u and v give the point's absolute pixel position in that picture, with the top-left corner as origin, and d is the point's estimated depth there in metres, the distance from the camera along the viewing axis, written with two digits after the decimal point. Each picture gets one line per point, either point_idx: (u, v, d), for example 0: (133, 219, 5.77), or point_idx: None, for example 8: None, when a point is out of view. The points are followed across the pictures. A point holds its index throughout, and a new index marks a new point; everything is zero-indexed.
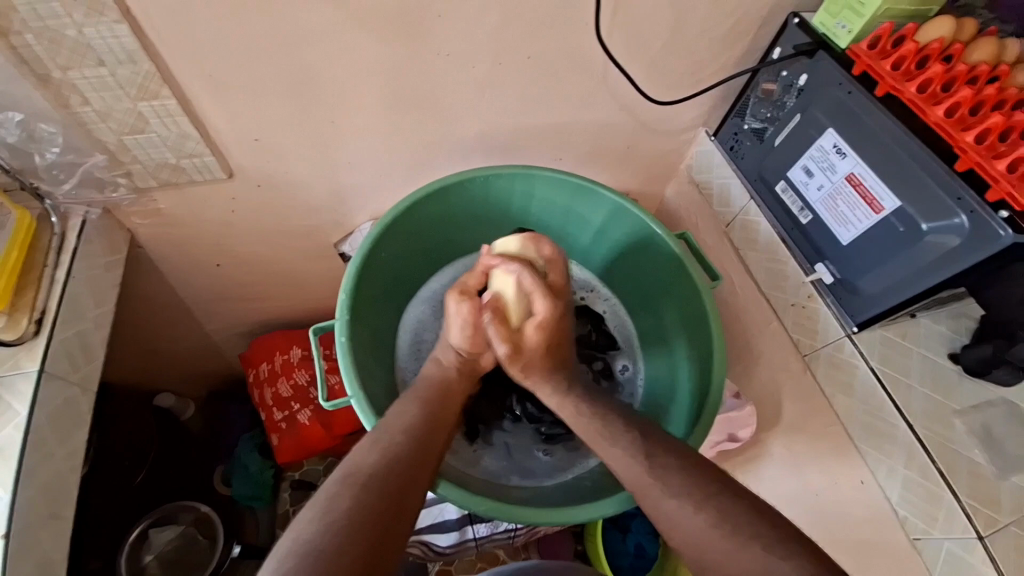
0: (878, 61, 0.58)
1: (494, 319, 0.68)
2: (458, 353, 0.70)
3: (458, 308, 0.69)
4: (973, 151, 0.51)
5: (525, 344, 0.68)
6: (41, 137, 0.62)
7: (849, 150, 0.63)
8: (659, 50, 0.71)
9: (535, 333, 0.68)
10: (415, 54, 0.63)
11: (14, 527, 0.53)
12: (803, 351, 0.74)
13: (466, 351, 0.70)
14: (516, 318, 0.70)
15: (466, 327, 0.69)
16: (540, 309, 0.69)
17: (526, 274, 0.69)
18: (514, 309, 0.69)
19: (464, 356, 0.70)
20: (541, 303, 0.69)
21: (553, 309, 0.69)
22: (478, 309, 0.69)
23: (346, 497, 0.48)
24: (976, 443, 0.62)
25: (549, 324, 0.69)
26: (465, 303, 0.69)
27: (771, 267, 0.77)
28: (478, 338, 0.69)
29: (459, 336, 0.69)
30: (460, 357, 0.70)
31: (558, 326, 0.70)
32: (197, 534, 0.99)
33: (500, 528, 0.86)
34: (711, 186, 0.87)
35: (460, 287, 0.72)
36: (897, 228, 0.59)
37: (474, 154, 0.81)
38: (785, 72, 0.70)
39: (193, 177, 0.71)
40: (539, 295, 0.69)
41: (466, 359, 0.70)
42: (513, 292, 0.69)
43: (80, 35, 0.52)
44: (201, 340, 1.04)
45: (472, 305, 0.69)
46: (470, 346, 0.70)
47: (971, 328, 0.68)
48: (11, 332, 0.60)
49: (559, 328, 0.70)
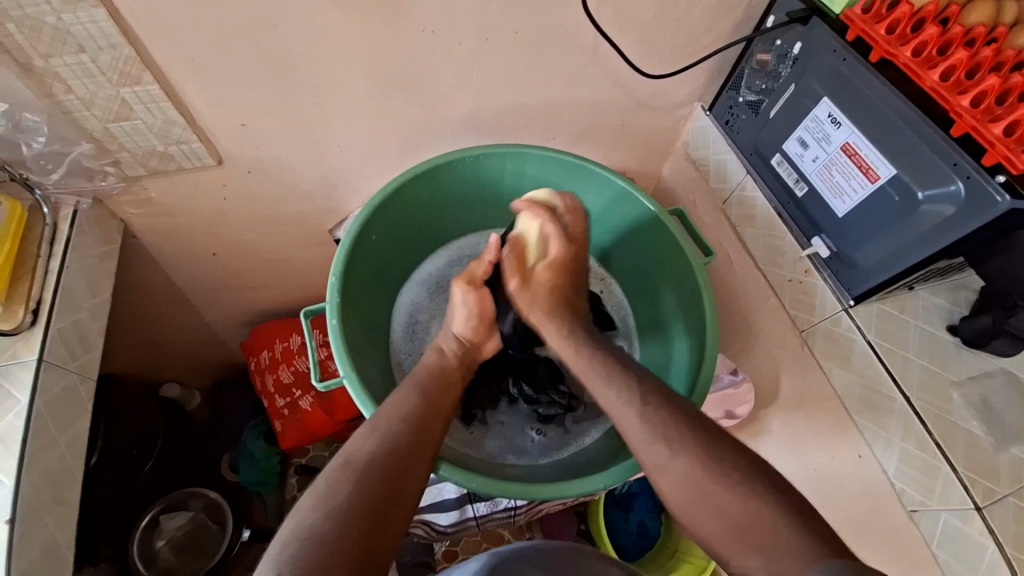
0: (872, 24, 0.57)
1: (511, 256, 0.70)
2: (460, 341, 0.70)
3: (464, 298, 0.71)
4: (969, 114, 0.50)
5: (535, 280, 0.70)
6: (27, 127, 0.62)
7: (843, 119, 0.61)
8: (650, 22, 0.69)
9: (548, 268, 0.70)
10: (399, 32, 0.62)
11: (19, 512, 0.54)
12: (801, 328, 0.73)
13: (468, 340, 0.71)
14: (531, 258, 0.71)
15: (470, 317, 0.71)
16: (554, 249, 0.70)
17: (548, 221, 0.69)
18: (532, 249, 0.71)
19: (465, 344, 0.70)
20: (557, 246, 0.70)
21: (566, 253, 0.71)
22: (484, 300, 0.72)
23: (346, 483, 0.48)
24: (973, 415, 0.61)
25: (560, 265, 0.70)
26: (471, 294, 0.71)
27: (768, 242, 0.76)
28: (482, 327, 0.72)
29: (463, 326, 0.71)
30: (456, 344, 0.69)
31: (572, 270, 0.72)
32: (207, 519, 1.01)
33: (500, 507, 0.86)
34: (707, 163, 0.86)
35: (468, 276, 0.73)
36: (892, 197, 0.58)
37: (465, 135, 0.80)
38: (779, 41, 0.68)
39: (182, 165, 0.71)
40: (557, 241, 0.70)
41: (467, 347, 0.70)
42: (534, 235, 0.70)
43: (59, 22, 0.52)
44: (202, 329, 1.04)
45: (478, 296, 0.71)
46: (472, 334, 0.71)
47: (969, 300, 0.67)
48: (8, 322, 0.61)
49: (573, 272, 0.72)
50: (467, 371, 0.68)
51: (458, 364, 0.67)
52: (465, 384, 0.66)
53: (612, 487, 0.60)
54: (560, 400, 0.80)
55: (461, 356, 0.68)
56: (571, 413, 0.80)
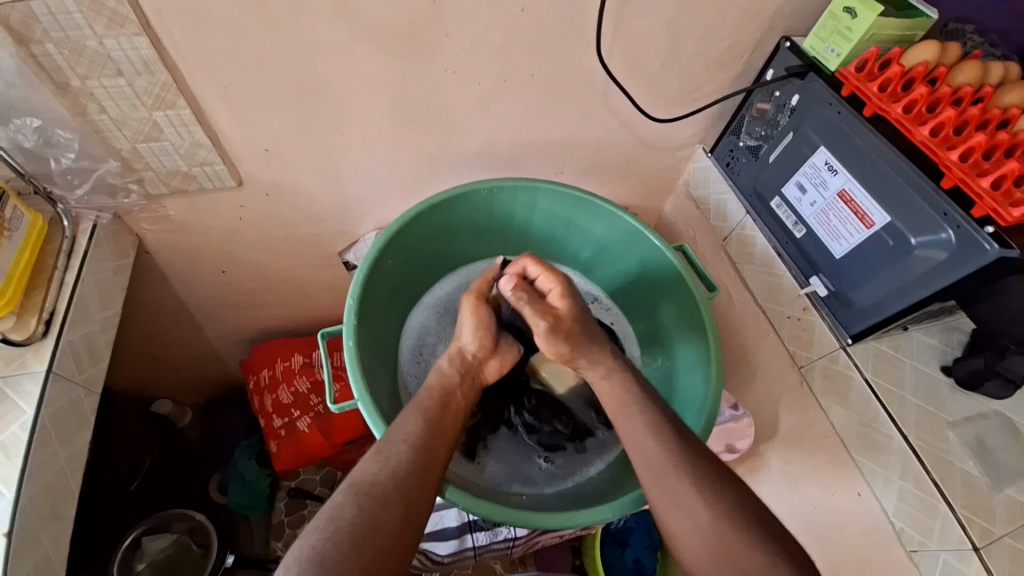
0: (866, 83, 0.61)
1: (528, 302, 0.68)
2: (464, 355, 0.71)
3: (473, 310, 0.72)
4: (957, 168, 0.53)
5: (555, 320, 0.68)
6: (58, 143, 0.63)
7: (840, 167, 0.65)
8: (658, 69, 0.73)
9: (545, 327, 0.67)
10: (425, 70, 0.65)
11: (17, 527, 0.53)
12: (800, 364, 0.75)
13: (471, 355, 0.72)
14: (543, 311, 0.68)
15: (476, 328, 0.72)
16: (564, 291, 0.69)
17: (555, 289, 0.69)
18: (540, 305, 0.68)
19: (463, 355, 0.71)
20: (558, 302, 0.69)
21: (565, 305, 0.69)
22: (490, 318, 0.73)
23: (350, 506, 0.49)
24: (968, 455, 0.62)
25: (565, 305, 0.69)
26: (480, 306, 0.73)
27: (767, 280, 0.79)
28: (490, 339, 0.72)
29: (471, 338, 0.72)
30: (454, 358, 0.71)
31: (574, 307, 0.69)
32: (190, 543, 0.95)
33: (500, 537, 0.85)
34: (708, 201, 0.89)
35: (476, 291, 0.74)
36: (887, 241, 0.61)
37: (477, 166, 0.83)
38: (779, 92, 0.73)
39: (203, 185, 0.73)
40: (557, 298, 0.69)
41: (471, 362, 0.71)
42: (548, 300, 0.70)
43: (100, 46, 0.54)
44: (202, 347, 1.04)
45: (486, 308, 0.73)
46: (477, 350, 0.72)
47: (962, 341, 0.69)
48: (20, 333, 0.61)
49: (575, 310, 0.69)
50: (470, 390, 0.69)
51: (464, 385, 0.68)
52: (469, 405, 0.67)
53: (620, 518, 0.60)
54: (564, 430, 0.80)
55: (465, 372, 0.70)
56: (576, 441, 0.80)
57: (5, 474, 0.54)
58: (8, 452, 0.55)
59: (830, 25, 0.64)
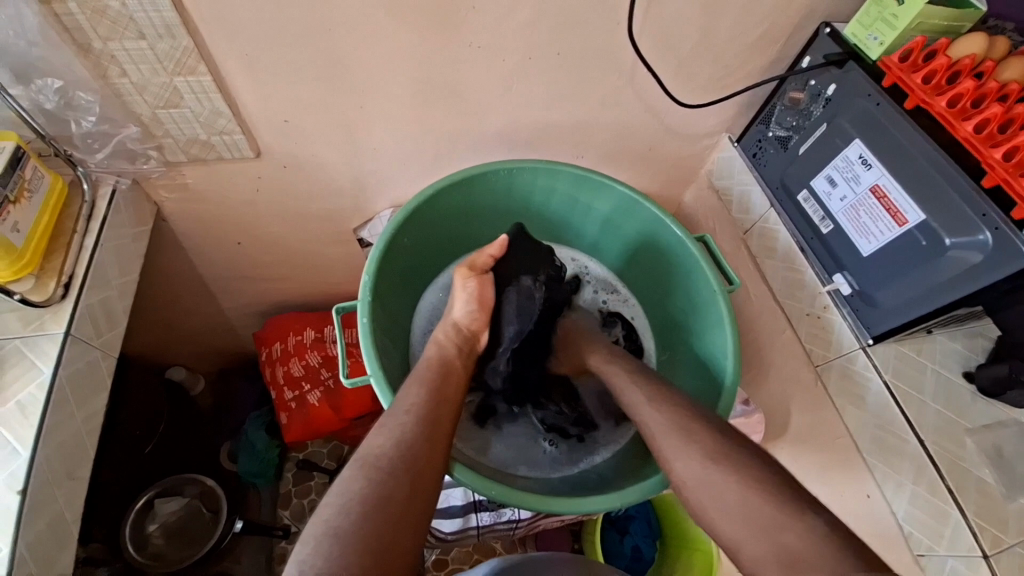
0: (909, 73, 0.59)
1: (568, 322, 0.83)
2: (457, 327, 0.71)
3: (464, 284, 0.72)
4: (1000, 167, 0.51)
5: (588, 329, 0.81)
6: (79, 105, 0.63)
7: (874, 161, 0.63)
8: (689, 52, 0.71)
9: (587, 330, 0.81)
10: (449, 45, 0.64)
11: (32, 486, 0.54)
12: (816, 362, 0.74)
13: (468, 328, 0.71)
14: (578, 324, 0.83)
15: (470, 302, 0.72)
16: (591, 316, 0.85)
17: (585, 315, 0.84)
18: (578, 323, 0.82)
19: (463, 331, 0.71)
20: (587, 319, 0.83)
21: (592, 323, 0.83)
22: (484, 288, 0.73)
23: (360, 479, 0.49)
24: (986, 463, 0.61)
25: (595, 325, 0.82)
26: (472, 280, 0.72)
27: (788, 276, 0.77)
28: (480, 313, 0.72)
29: (462, 312, 0.71)
30: (458, 333, 0.70)
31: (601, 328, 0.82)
32: (201, 507, 0.96)
33: (503, 518, 0.86)
34: (731, 192, 0.87)
35: (469, 264, 0.75)
36: (919, 241, 0.59)
37: (497, 146, 0.82)
38: (813, 81, 0.70)
39: (222, 155, 0.72)
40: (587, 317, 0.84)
41: (465, 334, 0.71)
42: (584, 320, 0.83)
43: (122, 7, 0.53)
44: (216, 316, 1.05)
45: (478, 282, 0.72)
46: (472, 323, 0.71)
47: (986, 348, 0.68)
48: (39, 295, 0.61)
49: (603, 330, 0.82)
50: (469, 358, 0.69)
51: (466, 358, 0.68)
52: (469, 376, 0.67)
53: (627, 507, 0.60)
54: (569, 415, 0.79)
55: (464, 347, 0.70)
56: (581, 426, 0.79)
57: (21, 431, 0.55)
58: (25, 410, 0.57)
59: (874, 11, 0.62)
